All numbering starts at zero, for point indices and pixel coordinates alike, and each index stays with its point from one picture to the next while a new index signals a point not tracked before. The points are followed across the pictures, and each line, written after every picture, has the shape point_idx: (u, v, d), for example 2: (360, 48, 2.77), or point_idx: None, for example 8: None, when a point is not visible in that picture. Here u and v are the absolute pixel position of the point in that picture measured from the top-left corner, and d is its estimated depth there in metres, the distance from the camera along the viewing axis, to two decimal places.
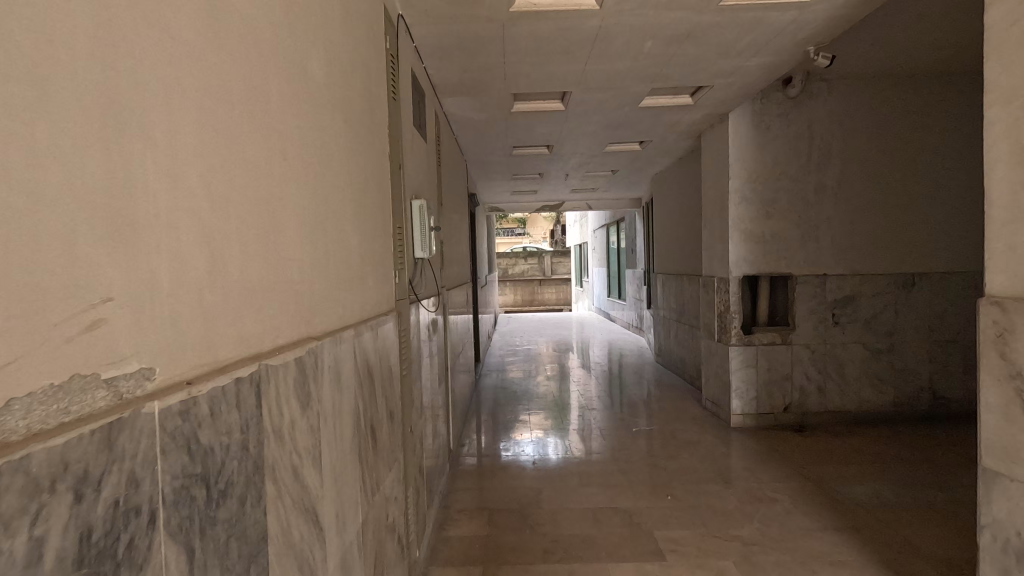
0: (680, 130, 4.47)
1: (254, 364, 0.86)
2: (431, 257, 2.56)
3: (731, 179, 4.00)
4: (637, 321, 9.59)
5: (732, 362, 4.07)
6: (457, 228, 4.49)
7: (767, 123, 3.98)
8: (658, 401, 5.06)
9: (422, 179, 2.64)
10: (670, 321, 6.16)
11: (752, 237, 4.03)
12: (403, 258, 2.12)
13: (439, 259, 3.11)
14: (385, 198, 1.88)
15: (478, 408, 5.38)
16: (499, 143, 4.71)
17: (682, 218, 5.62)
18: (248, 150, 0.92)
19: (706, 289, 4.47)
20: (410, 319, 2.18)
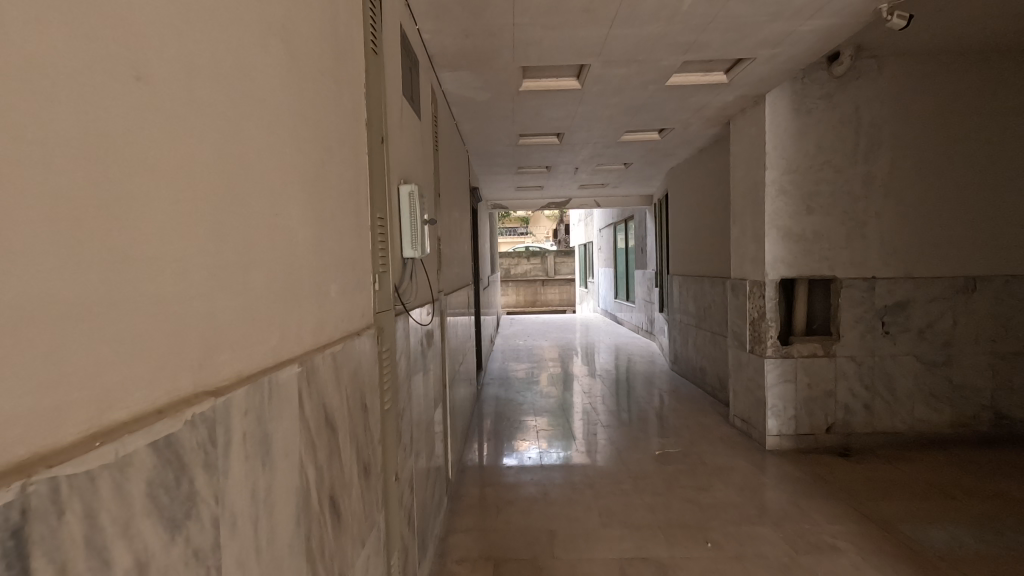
0: (707, 115, 4.01)
1: (14, 483, 0.41)
2: (425, 257, 2.09)
3: (768, 170, 3.53)
4: (647, 325, 9.08)
5: (767, 376, 3.60)
6: (457, 225, 4.02)
7: (809, 106, 3.51)
8: (679, 415, 4.58)
9: (414, 161, 2.18)
10: (688, 327, 5.67)
11: (791, 235, 3.56)
12: (386, 258, 1.66)
13: (436, 260, 2.65)
14: (360, 181, 1.42)
15: (479, 422, 4.89)
16: (504, 129, 4.24)
17: (704, 214, 5.15)
18: (29, 43, 0.47)
19: (736, 294, 4.00)
20: (396, 335, 1.72)
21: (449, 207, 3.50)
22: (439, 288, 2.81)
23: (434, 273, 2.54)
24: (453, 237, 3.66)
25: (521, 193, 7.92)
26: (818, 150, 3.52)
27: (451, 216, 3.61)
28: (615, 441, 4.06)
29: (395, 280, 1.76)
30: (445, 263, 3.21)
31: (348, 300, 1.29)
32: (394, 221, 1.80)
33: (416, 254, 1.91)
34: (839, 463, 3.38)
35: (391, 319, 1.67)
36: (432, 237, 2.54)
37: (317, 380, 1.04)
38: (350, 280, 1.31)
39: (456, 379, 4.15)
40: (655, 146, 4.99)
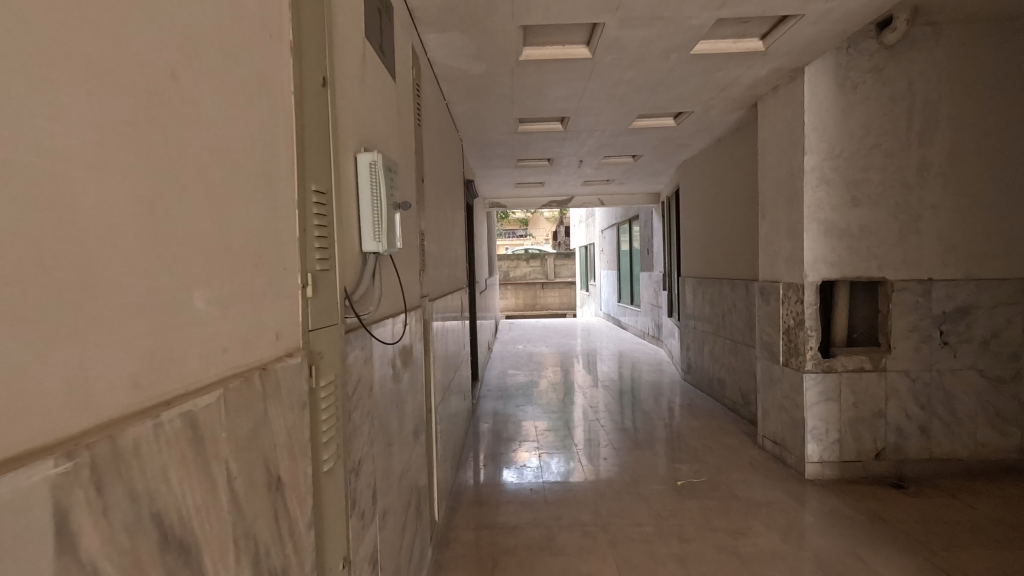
0: (732, 95, 3.53)
1: None
2: (395, 252, 1.59)
3: (807, 155, 3.05)
4: (654, 330, 8.60)
5: (807, 394, 3.11)
6: (449, 222, 3.53)
7: (854, 81, 3.03)
8: (698, 433, 4.08)
9: (384, 128, 1.68)
10: (704, 334, 5.19)
11: (834, 230, 3.07)
12: (330, 250, 1.16)
13: (414, 259, 2.15)
14: (278, 134, 0.93)
15: (474, 438, 4.38)
16: (502, 111, 3.75)
17: (724, 209, 4.65)
18: None
19: (766, 299, 3.51)
20: (345, 359, 1.22)
21: (438, 198, 3.00)
22: (421, 294, 2.31)
23: (411, 276, 2.04)
24: (442, 233, 3.16)
25: (520, 189, 7.41)
26: (865, 132, 3.04)
27: (441, 209, 3.12)
28: (628, 464, 3.56)
29: (346, 283, 1.26)
30: (431, 265, 2.71)
31: (245, 320, 0.80)
32: (346, 203, 1.30)
33: (380, 250, 1.41)
34: (894, 496, 2.89)
35: (337, 339, 1.17)
36: (410, 230, 2.05)
37: (137, 474, 0.55)
38: (249, 285, 0.81)
39: (448, 394, 3.64)
40: (670, 134, 4.51)
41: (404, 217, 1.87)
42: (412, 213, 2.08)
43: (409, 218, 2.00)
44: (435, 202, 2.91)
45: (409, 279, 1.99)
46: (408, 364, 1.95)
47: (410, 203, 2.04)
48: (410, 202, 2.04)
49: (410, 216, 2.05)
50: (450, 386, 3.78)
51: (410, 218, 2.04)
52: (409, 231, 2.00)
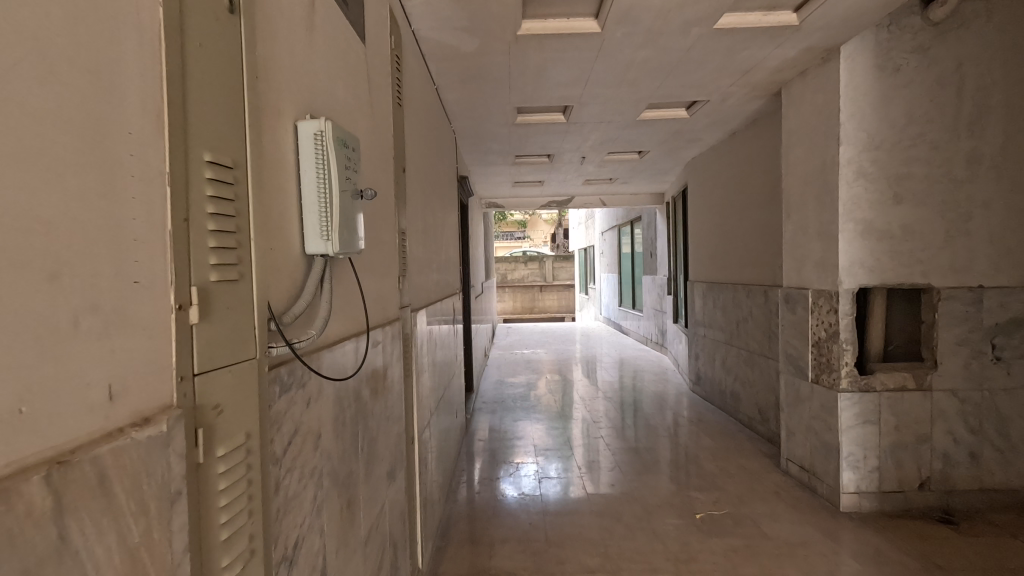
0: (754, 81, 3.19)
1: None
2: (355, 255, 1.23)
3: (843, 146, 2.70)
4: (657, 336, 8.25)
5: (842, 417, 2.75)
6: (439, 221, 3.17)
7: (896, 62, 2.68)
8: (713, 453, 3.72)
9: (345, 96, 1.31)
10: (716, 342, 4.83)
11: (873, 231, 2.71)
12: (243, 251, 0.79)
13: (389, 265, 1.78)
14: (121, 62, 0.57)
15: (467, 455, 4.01)
16: (499, 98, 3.39)
17: (739, 209, 4.29)
18: None
19: (791, 307, 3.16)
20: (268, 407, 0.86)
21: (425, 194, 2.64)
22: (399, 305, 1.95)
23: (383, 284, 1.68)
24: (430, 234, 2.80)
25: (518, 188, 7.06)
26: (908, 121, 2.69)
27: (428, 206, 2.76)
28: (638, 489, 3.19)
29: (271, 297, 0.89)
30: (415, 270, 2.34)
31: (10, 376, 0.44)
32: (277, 187, 0.94)
33: (333, 253, 1.05)
34: (945, 534, 2.53)
35: (250, 380, 0.80)
36: (383, 229, 1.69)
37: None
38: (18, 309, 0.45)
39: (438, 412, 3.27)
40: (682, 126, 4.16)
41: (373, 212, 1.51)
42: (384, 208, 1.71)
43: (381, 215, 1.64)
44: (421, 198, 2.55)
45: (380, 290, 1.62)
46: (380, 392, 1.58)
47: (382, 197, 1.68)
48: (382, 195, 1.68)
49: (383, 212, 1.68)
50: (441, 402, 3.41)
51: (382, 215, 1.68)
52: (379, 229, 1.63)
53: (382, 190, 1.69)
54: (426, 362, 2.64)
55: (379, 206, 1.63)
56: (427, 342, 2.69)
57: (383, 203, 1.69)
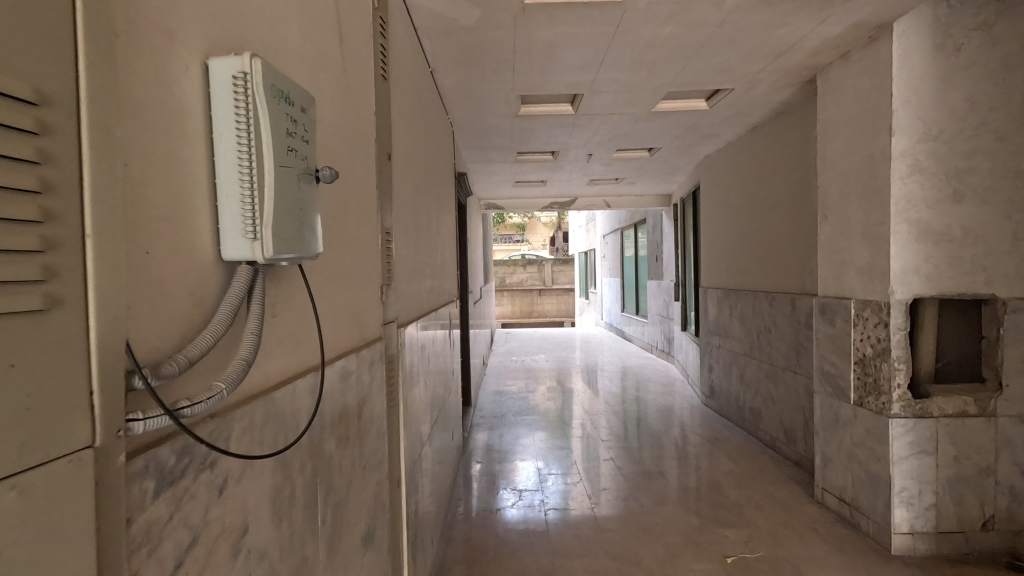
0: (787, 65, 2.86)
1: None
2: (309, 258, 0.87)
3: (896, 136, 2.36)
4: (664, 343, 7.92)
5: (893, 446, 2.41)
6: (435, 220, 2.82)
7: (957, 41, 2.34)
8: (737, 478, 3.38)
9: (300, 44, 0.96)
10: (733, 353, 4.49)
11: (929, 234, 2.38)
12: (66, 256, 0.45)
13: (367, 273, 1.43)
14: None
15: (462, 477, 3.66)
16: (502, 84, 3.05)
17: (761, 209, 3.96)
18: None
19: (829, 319, 2.82)
20: (130, 521, 0.51)
21: (417, 189, 2.29)
22: (382, 320, 1.60)
23: (356, 295, 1.33)
24: (423, 236, 2.45)
25: (518, 189, 6.74)
26: (970, 108, 2.35)
27: (422, 204, 2.42)
28: (656, 522, 2.85)
29: (138, 332, 0.54)
30: (404, 278, 1.99)
31: None
32: (161, 153, 0.59)
33: (257, 261, 0.70)
34: None
35: (77, 489, 0.45)
36: (357, 224, 1.33)
37: None
38: None
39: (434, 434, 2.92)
40: (700, 119, 3.83)
41: (339, 203, 1.16)
42: (359, 201, 1.36)
43: (352, 206, 1.28)
44: (413, 194, 2.20)
45: (351, 304, 1.27)
46: (354, 435, 1.23)
47: (356, 187, 1.33)
48: (356, 184, 1.33)
49: (357, 204, 1.33)
50: (437, 422, 3.06)
51: (356, 207, 1.33)
52: (351, 224, 1.27)
53: (357, 177, 1.34)
54: (420, 383, 2.29)
55: (352, 197, 1.28)
56: (421, 358, 2.34)
57: (357, 193, 1.34)
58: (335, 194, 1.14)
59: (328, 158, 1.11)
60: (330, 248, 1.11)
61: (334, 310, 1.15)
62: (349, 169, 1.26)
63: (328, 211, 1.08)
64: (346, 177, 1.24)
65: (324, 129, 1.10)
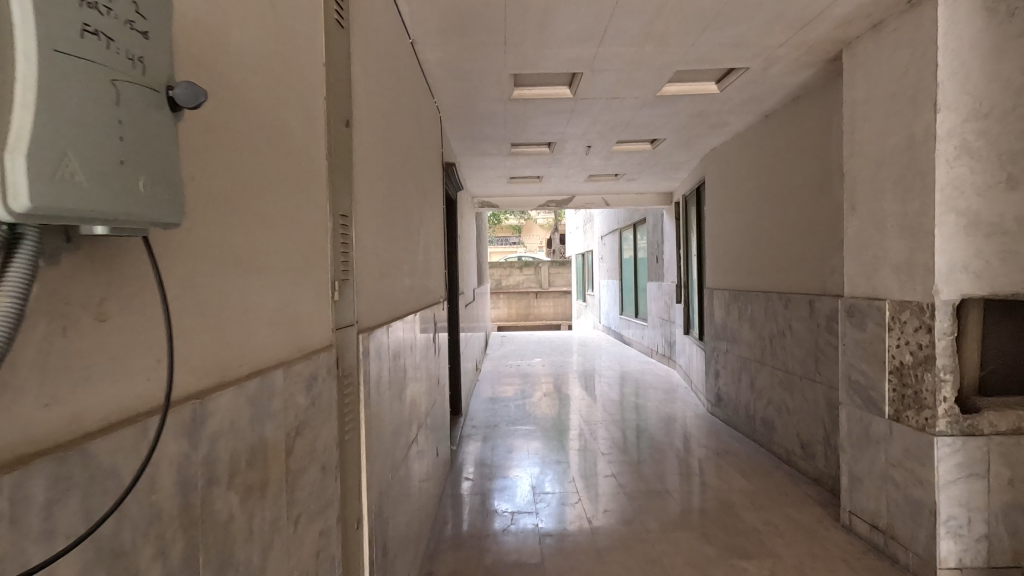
0: (811, 39, 2.56)
1: None
2: (167, 226, 0.56)
3: (942, 113, 2.06)
4: (664, 347, 7.62)
5: (939, 469, 2.10)
6: (417, 210, 2.50)
7: (1012, 4, 2.04)
8: (751, 498, 3.07)
9: None
10: (743, 359, 4.19)
11: (980, 225, 2.08)
12: None
13: (304, 262, 1.10)
14: None
15: (449, 493, 3.34)
16: (492, 61, 2.75)
17: (774, 203, 3.66)
18: None
19: (858, 323, 2.51)
20: None
21: (393, 173, 1.98)
22: (333, 323, 1.28)
23: (284, 291, 1.00)
24: (401, 228, 2.14)
25: (513, 185, 6.43)
26: None
27: (400, 190, 2.10)
28: (665, 550, 2.53)
29: None
30: (371, 274, 1.67)
31: None
32: None
33: (1, 220, 0.40)
34: None
35: None
36: (284, 196, 1.01)
37: None
38: None
39: (417, 452, 2.60)
40: (708, 105, 3.53)
41: (241, 160, 0.84)
42: (289, 166, 1.04)
43: (272, 170, 0.96)
44: (386, 176, 1.89)
45: (271, 301, 0.95)
46: (277, 480, 0.91)
47: (284, 147, 1.01)
48: (283, 143, 1.01)
49: (284, 169, 1.01)
50: (421, 437, 2.73)
51: (282, 173, 1.00)
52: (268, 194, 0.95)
53: (285, 135, 1.02)
54: (396, 397, 1.98)
55: (272, 157, 0.95)
56: (398, 367, 2.02)
57: (286, 156, 1.02)
58: (233, 145, 0.82)
59: (223, 94, 0.79)
60: (218, 219, 0.78)
61: (232, 308, 0.82)
62: (268, 119, 0.94)
63: (213, 168, 0.76)
64: (262, 129, 0.91)
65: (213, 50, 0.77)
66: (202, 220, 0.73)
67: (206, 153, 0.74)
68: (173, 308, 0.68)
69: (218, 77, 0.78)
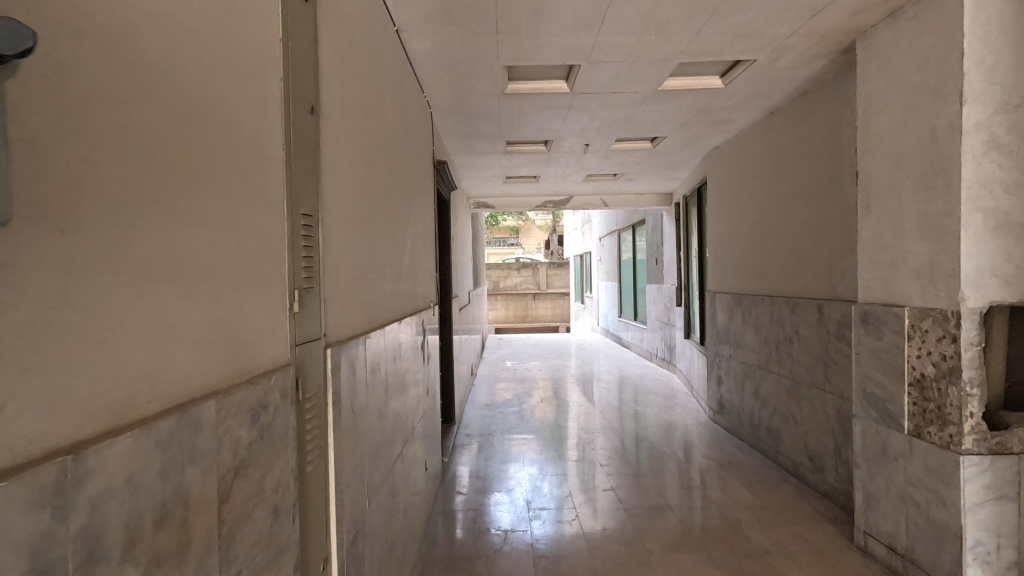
0: (823, 28, 2.41)
1: None
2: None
3: (969, 105, 1.91)
4: (663, 351, 7.47)
5: (965, 490, 1.94)
6: (403, 210, 2.34)
7: None
8: (758, 514, 2.92)
9: None
10: (747, 366, 4.04)
11: (1011, 226, 1.92)
12: None
13: (250, 270, 0.94)
14: None
15: (440, 507, 3.18)
16: (484, 52, 2.59)
17: (780, 204, 3.51)
18: None
19: (874, 331, 2.35)
20: None
21: (373, 169, 1.82)
22: (292, 339, 1.11)
23: (219, 305, 0.84)
24: (384, 229, 1.98)
25: (510, 185, 6.27)
26: None
27: (382, 187, 1.94)
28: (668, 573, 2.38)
29: None
30: (345, 280, 1.51)
31: None
32: None
33: None
34: None
35: None
36: (221, 192, 0.85)
37: None
38: None
39: (406, 468, 2.45)
40: (712, 101, 3.39)
41: (143, 145, 0.67)
42: (228, 156, 0.87)
43: (200, 160, 0.79)
44: (365, 172, 1.72)
45: (200, 317, 0.78)
46: (205, 538, 0.75)
47: (218, 133, 0.84)
48: (217, 129, 0.84)
49: (220, 160, 0.85)
50: (410, 452, 2.57)
51: (216, 164, 0.84)
52: (196, 189, 0.79)
53: (222, 120, 0.86)
54: (378, 413, 1.81)
55: (196, 144, 0.79)
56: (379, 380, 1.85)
57: (223, 144, 0.86)
58: (130, 128, 0.65)
59: (117, 62, 0.62)
60: (108, 219, 0.61)
61: (137, 330, 0.66)
62: (191, 97, 0.77)
63: (96, 152, 0.59)
64: (179, 108, 0.75)
65: (102, 7, 0.61)
66: (74, 221, 0.57)
67: (80, 133, 0.57)
68: (9, 338, 0.50)
69: (106, 39, 0.61)
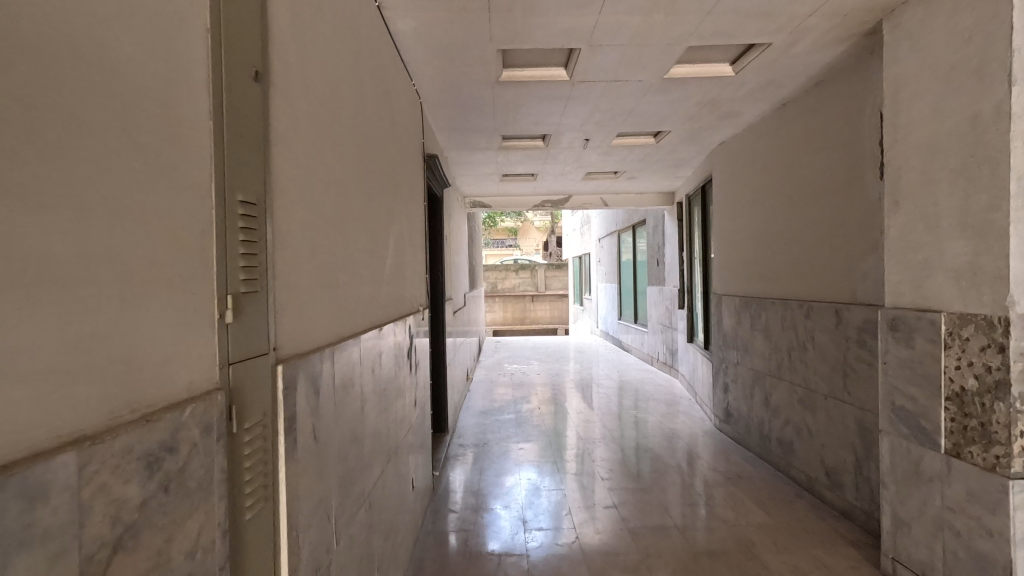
0: (847, 6, 2.20)
1: None
2: None
3: (1019, 85, 1.69)
4: (665, 355, 7.25)
5: (1014, 519, 1.72)
6: (385, 205, 2.12)
7: None
8: (774, 536, 2.70)
9: None
10: (756, 373, 3.82)
11: None
12: None
13: (147, 271, 0.71)
14: None
15: (432, 527, 2.93)
16: (475, 33, 2.37)
17: (793, 201, 3.30)
18: None
19: (904, 339, 2.14)
20: None
21: (346, 155, 1.60)
22: (225, 355, 0.89)
23: (86, 318, 0.61)
24: (361, 224, 1.75)
25: (507, 183, 6.05)
26: None
27: (358, 177, 1.72)
28: None
29: None
30: (309, 283, 1.28)
31: None
32: None
33: None
34: None
35: None
36: (94, 164, 0.62)
37: None
38: None
39: (391, 489, 2.23)
40: (721, 90, 3.17)
41: None
42: (112, 118, 0.65)
43: (53, 117, 0.57)
44: (336, 158, 1.50)
45: (51, 336, 0.56)
46: None
47: (90, 83, 0.62)
48: (88, 77, 0.62)
49: (93, 119, 0.62)
50: (396, 471, 2.35)
51: (87, 125, 0.62)
52: (47, 157, 0.57)
53: (98, 66, 0.63)
54: (352, 434, 1.59)
55: (47, 94, 0.57)
56: (355, 392, 1.63)
57: (100, 99, 0.63)
58: None
59: None
60: None
61: None
62: (34, 29, 0.55)
63: None
64: (11, 42, 0.53)
65: None
66: None
67: None
68: None
69: None
